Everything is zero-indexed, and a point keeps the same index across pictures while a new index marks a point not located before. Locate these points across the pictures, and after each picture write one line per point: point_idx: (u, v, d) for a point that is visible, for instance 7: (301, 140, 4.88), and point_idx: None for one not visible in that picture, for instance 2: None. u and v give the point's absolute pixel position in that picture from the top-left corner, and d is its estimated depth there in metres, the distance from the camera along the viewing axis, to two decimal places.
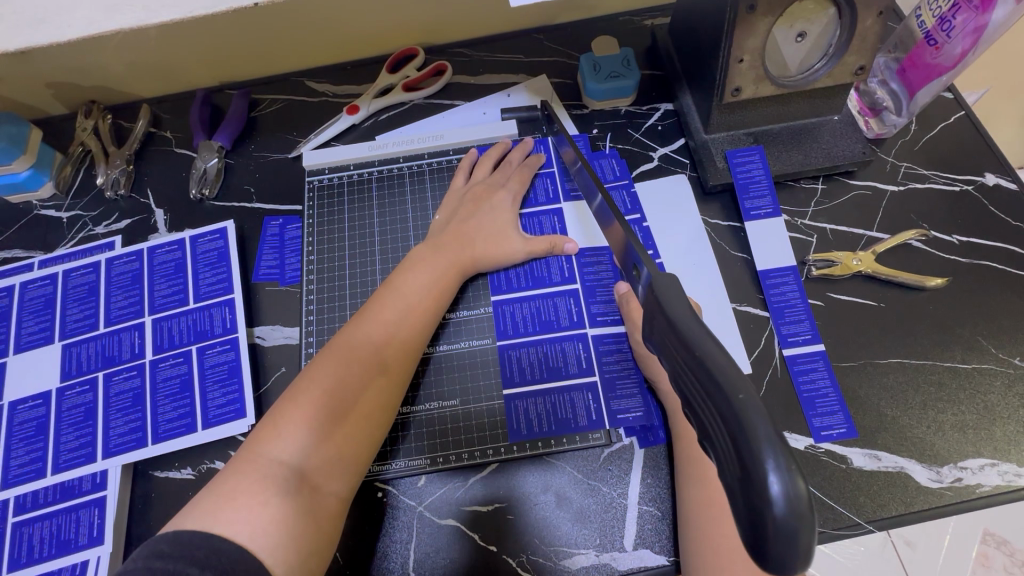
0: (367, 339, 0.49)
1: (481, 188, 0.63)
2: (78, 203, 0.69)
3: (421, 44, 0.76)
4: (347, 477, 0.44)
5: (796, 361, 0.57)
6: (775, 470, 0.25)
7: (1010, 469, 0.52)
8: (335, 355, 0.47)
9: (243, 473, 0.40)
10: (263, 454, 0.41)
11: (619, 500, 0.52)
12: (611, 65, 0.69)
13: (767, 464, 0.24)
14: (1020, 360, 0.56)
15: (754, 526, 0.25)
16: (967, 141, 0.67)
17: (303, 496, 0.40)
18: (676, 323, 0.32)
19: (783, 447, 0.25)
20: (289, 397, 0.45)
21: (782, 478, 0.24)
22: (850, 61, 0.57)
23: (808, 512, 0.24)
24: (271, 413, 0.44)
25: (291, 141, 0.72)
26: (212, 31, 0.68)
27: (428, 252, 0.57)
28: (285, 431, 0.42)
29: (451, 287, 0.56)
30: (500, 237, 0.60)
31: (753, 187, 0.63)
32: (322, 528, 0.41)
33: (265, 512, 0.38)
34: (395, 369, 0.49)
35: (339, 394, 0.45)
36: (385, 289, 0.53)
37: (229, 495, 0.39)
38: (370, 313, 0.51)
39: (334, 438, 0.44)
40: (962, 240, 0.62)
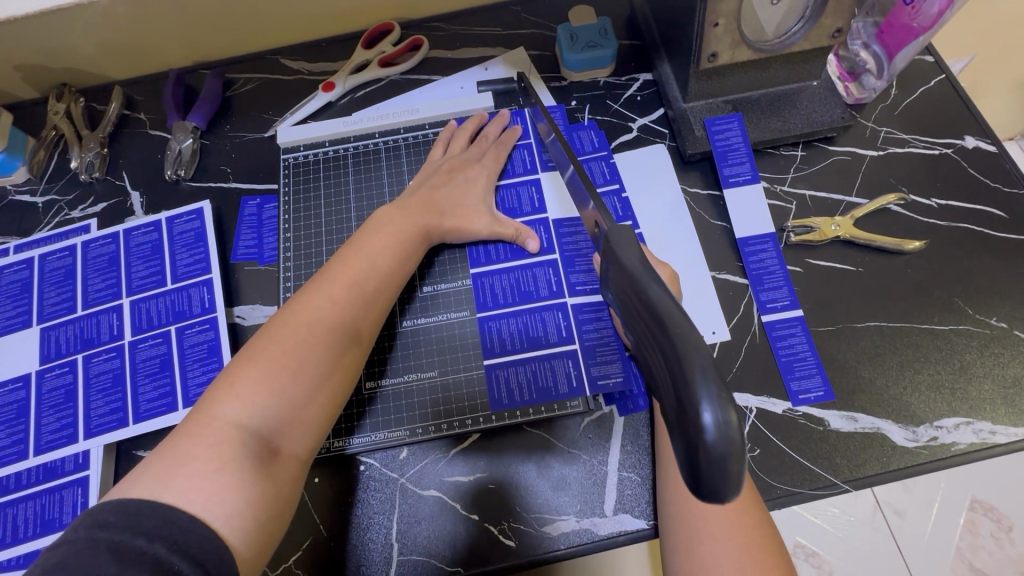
0: (329, 301, 0.48)
1: (456, 162, 0.62)
2: (53, 187, 0.69)
3: (397, 19, 0.75)
4: (307, 439, 0.45)
5: (775, 327, 0.57)
6: (709, 402, 0.26)
7: (984, 427, 0.52)
8: (295, 317, 0.47)
9: (197, 436, 0.40)
10: (216, 415, 0.41)
11: (600, 467, 0.53)
12: (588, 35, 0.68)
13: (702, 398, 0.25)
14: (997, 320, 0.56)
15: (690, 454, 0.26)
16: (947, 105, 0.67)
17: (262, 459, 0.41)
18: (634, 274, 0.32)
19: (716, 378, 0.26)
20: (245, 357, 0.44)
21: (716, 413, 0.25)
22: (828, 24, 0.56)
23: (742, 444, 0.25)
24: (225, 373, 0.44)
25: (267, 120, 0.71)
26: (181, 9, 0.67)
27: (394, 214, 0.56)
28: (239, 392, 0.42)
29: (415, 252, 0.56)
30: (470, 207, 0.60)
31: (731, 154, 0.63)
32: (281, 493, 0.41)
33: (219, 480, 0.38)
34: (357, 333, 0.49)
35: (298, 357, 0.45)
36: (350, 251, 0.52)
37: (181, 459, 0.39)
38: (332, 273, 0.50)
39: (291, 399, 0.44)
40: (941, 203, 0.61)
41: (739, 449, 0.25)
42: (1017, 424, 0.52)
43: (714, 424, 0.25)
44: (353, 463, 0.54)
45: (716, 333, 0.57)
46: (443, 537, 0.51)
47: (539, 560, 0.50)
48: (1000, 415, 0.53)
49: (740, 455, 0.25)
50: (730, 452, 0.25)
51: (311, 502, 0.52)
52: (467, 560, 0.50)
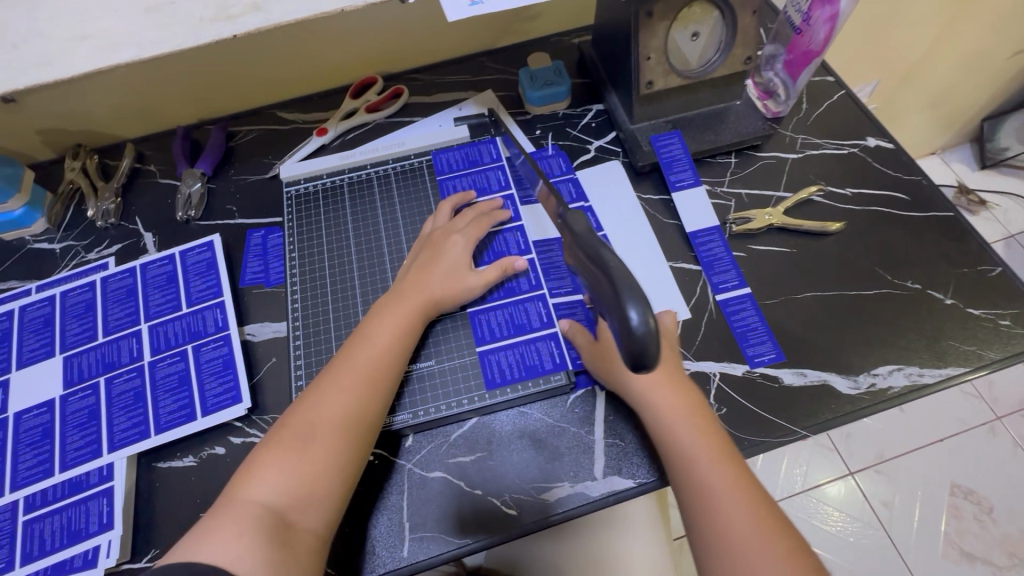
0: (335, 387, 0.54)
1: (437, 234, 0.66)
2: (70, 235, 0.75)
3: (381, 73, 0.87)
4: (322, 515, 0.49)
5: (728, 303, 0.65)
6: (637, 310, 0.39)
7: (913, 370, 0.61)
8: (304, 406, 0.53)
9: (221, 514, 0.47)
10: (242, 496, 0.48)
11: (587, 437, 0.58)
12: (545, 75, 0.80)
13: (630, 304, 0.39)
14: (912, 282, 0.66)
15: (630, 344, 0.39)
16: (850, 113, 0.80)
17: (278, 532, 0.46)
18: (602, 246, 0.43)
19: (640, 296, 0.39)
20: (269, 442, 0.52)
21: (640, 315, 0.39)
22: (739, 53, 0.70)
23: (656, 336, 0.39)
24: (251, 458, 0.51)
25: (268, 163, 0.80)
26: (194, 74, 0.77)
27: (395, 297, 0.60)
28: (259, 475, 0.49)
29: (416, 331, 0.59)
30: (456, 274, 0.62)
31: (675, 164, 0.73)
32: (298, 559, 0.46)
33: (241, 544, 0.45)
34: (361, 416, 0.53)
35: (308, 444, 0.51)
36: (354, 337, 0.58)
37: (204, 534, 0.46)
38: (337, 364, 0.56)
39: (302, 480, 0.49)
40: (854, 191, 0.73)
41: (656, 337, 0.39)
42: (941, 365, 0.61)
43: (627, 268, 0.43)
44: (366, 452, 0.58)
45: (678, 313, 0.65)
46: (451, 511, 0.56)
47: (538, 526, 0.55)
48: (924, 360, 0.61)
49: (656, 340, 0.39)
50: (650, 340, 0.39)
51: None
52: (477, 532, 0.55)
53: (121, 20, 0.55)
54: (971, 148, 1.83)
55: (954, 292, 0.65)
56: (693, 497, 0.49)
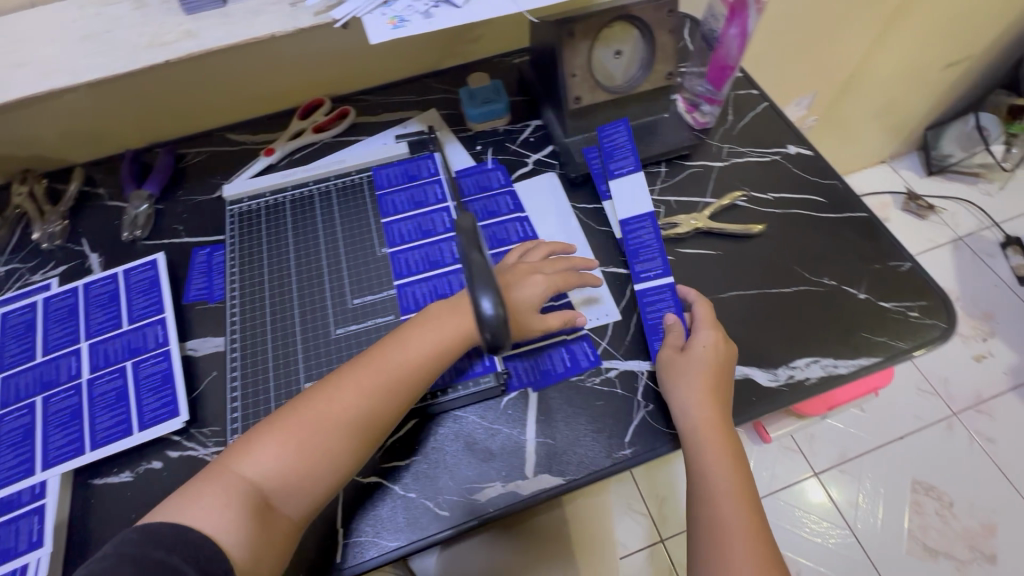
0: (354, 392, 0.54)
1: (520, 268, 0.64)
2: (15, 258, 0.76)
3: (328, 95, 0.90)
4: (301, 507, 0.52)
5: (657, 305, 0.68)
6: (489, 299, 0.48)
7: (828, 362, 0.64)
8: (318, 399, 0.54)
9: (210, 481, 0.51)
10: (235, 467, 0.51)
11: (519, 437, 0.60)
12: (484, 93, 0.84)
13: (483, 295, 0.48)
14: (828, 279, 0.69)
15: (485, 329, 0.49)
16: (773, 124, 0.84)
17: (257, 511, 0.50)
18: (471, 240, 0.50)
19: (491, 287, 0.48)
20: (277, 419, 0.54)
21: (491, 303, 0.48)
22: (660, 69, 0.74)
23: (504, 321, 0.49)
24: (253, 431, 0.54)
25: (215, 183, 0.82)
26: (141, 98, 0.80)
27: (445, 312, 0.58)
28: (257, 454, 0.52)
29: (451, 355, 0.58)
30: (525, 312, 0.60)
31: (606, 173, 0.76)
32: (271, 540, 0.50)
33: (224, 513, 0.49)
34: (365, 426, 0.54)
35: (310, 436, 0.53)
36: (388, 342, 0.57)
37: (194, 496, 0.50)
38: (364, 364, 0.56)
39: (296, 468, 0.52)
40: (775, 196, 0.77)
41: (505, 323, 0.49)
42: (854, 356, 0.64)
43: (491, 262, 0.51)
44: None
45: (609, 315, 0.68)
46: (383, 514, 0.57)
47: (471, 526, 0.56)
48: (839, 352, 0.64)
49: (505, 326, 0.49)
50: (499, 324, 0.49)
51: None
52: (409, 534, 0.56)
53: (58, 48, 0.58)
54: (918, 156, 1.92)
55: (867, 287, 0.68)
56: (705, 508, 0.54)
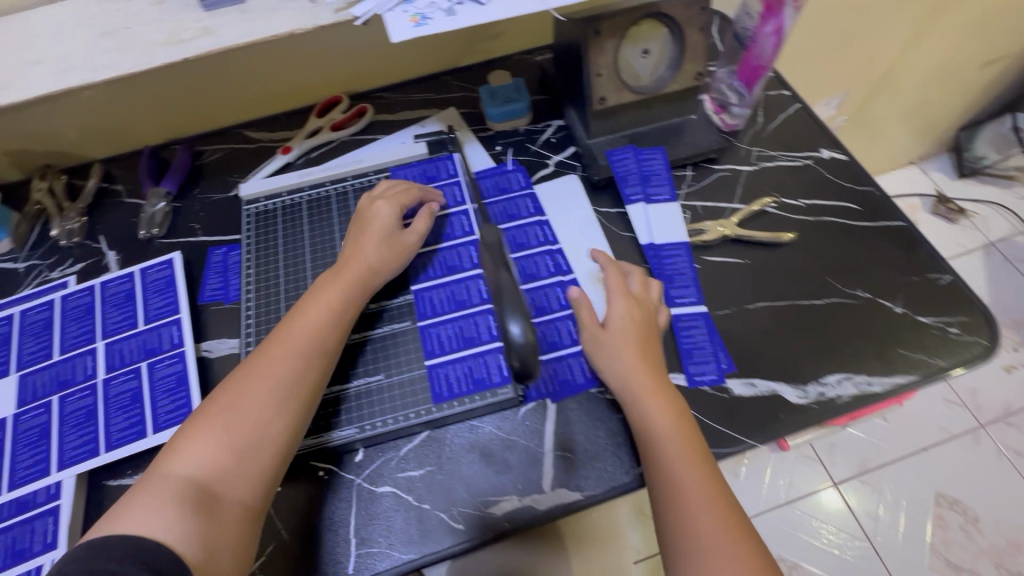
0: (268, 363, 0.55)
1: (363, 210, 0.66)
2: (34, 254, 0.76)
3: (347, 92, 0.88)
4: (247, 488, 0.50)
5: (681, 318, 0.65)
6: (517, 325, 0.54)
7: (862, 379, 0.61)
8: (234, 383, 0.54)
9: (140, 492, 0.48)
10: (164, 470, 0.49)
11: (536, 450, 0.59)
12: (505, 93, 0.82)
13: (512, 320, 0.54)
14: (863, 291, 0.66)
15: (513, 351, 0.54)
16: (805, 126, 0.81)
17: (199, 504, 0.47)
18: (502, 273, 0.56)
19: (520, 314, 0.54)
20: (197, 417, 0.53)
21: (519, 328, 0.54)
22: (689, 69, 0.72)
23: (531, 345, 0.54)
24: (177, 437, 0.52)
25: (232, 182, 0.81)
26: (158, 94, 0.79)
27: (329, 279, 0.61)
28: (181, 451, 0.50)
29: (349, 310, 0.60)
30: (394, 236, 0.64)
31: (630, 176, 0.74)
32: (223, 529, 0.47)
33: (163, 515, 0.46)
34: (289, 391, 0.54)
35: (232, 418, 0.52)
36: (290, 317, 0.59)
37: (123, 509, 0.47)
38: (273, 340, 0.57)
39: (226, 452, 0.50)
40: (807, 202, 0.73)
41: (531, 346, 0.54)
42: (889, 374, 0.61)
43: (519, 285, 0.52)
44: (315, 468, 0.58)
45: None
46: (396, 526, 0.56)
47: (487, 541, 0.55)
48: (873, 369, 0.61)
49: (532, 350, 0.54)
50: (526, 351, 0.54)
51: (274, 509, 0.57)
52: (422, 547, 0.55)
53: (75, 44, 0.57)
54: (949, 158, 1.85)
55: (904, 300, 0.65)
56: (665, 478, 0.52)
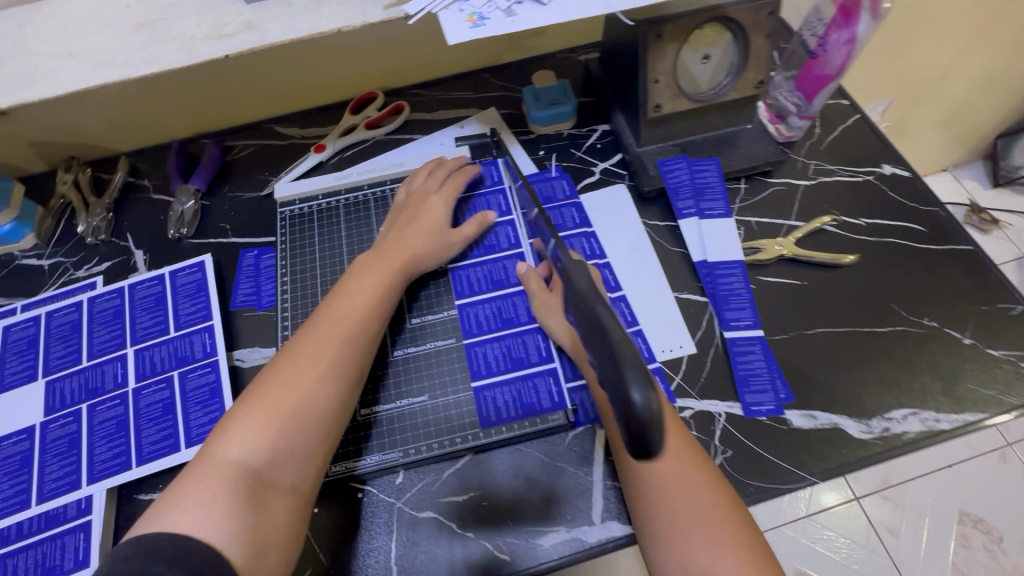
0: (319, 342, 0.52)
1: (414, 198, 0.66)
2: (60, 251, 0.73)
3: (381, 88, 0.85)
4: (296, 475, 0.48)
5: (737, 343, 0.62)
6: (640, 390, 0.34)
7: (929, 415, 0.57)
8: (284, 363, 0.51)
9: (191, 481, 0.44)
10: (216, 456, 0.46)
11: (585, 480, 0.56)
12: (550, 94, 0.78)
13: (631, 382, 0.34)
14: (929, 320, 0.63)
15: (632, 428, 0.35)
16: (865, 140, 0.77)
17: (255, 491, 0.45)
18: (591, 302, 0.39)
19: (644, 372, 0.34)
20: (247, 398, 0.49)
21: (644, 393, 0.34)
22: (751, 76, 0.68)
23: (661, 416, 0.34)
24: (224, 421, 0.49)
25: (263, 180, 0.77)
26: (189, 86, 0.76)
27: (371, 261, 0.60)
28: (234, 434, 0.47)
29: (395, 293, 0.59)
30: (439, 224, 0.64)
31: (683, 189, 0.70)
32: (275, 521, 0.45)
33: (216, 508, 0.43)
34: (344, 372, 0.52)
35: (286, 398, 0.49)
36: (332, 298, 0.57)
37: (173, 500, 0.43)
38: (320, 319, 0.55)
39: (282, 436, 0.47)
40: (868, 221, 0.70)
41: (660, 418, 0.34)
42: (958, 411, 0.58)
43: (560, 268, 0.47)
44: (354, 490, 0.56)
45: (683, 347, 0.63)
46: (439, 555, 0.53)
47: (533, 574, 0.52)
48: (941, 404, 0.58)
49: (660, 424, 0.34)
50: (655, 424, 0.34)
51: (312, 532, 0.54)
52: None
53: (108, 35, 0.54)
54: (984, 165, 1.79)
55: (972, 331, 0.62)
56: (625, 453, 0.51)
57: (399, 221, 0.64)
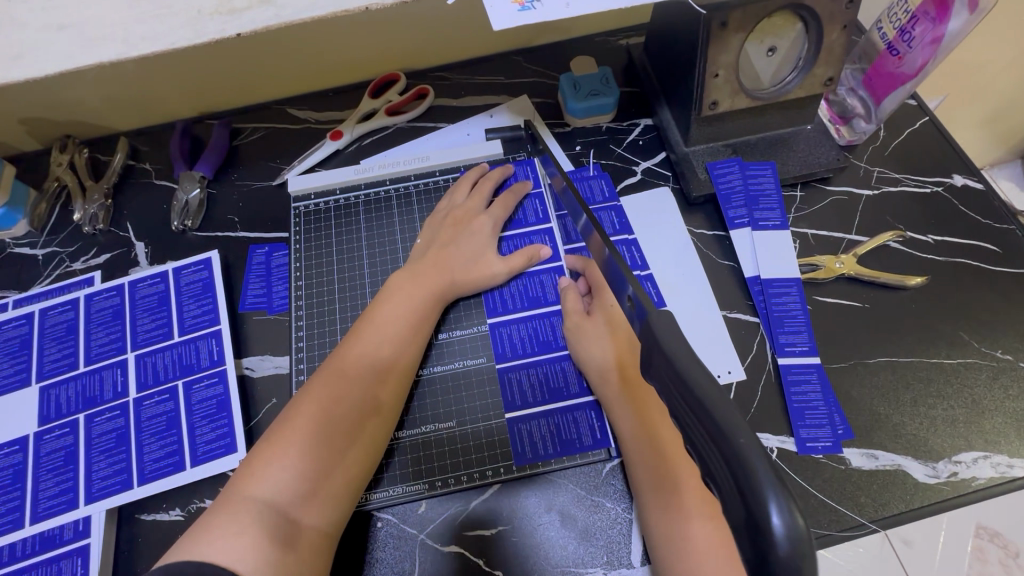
0: (352, 374, 0.49)
1: (460, 212, 0.62)
2: (54, 240, 0.67)
3: (403, 69, 0.77)
4: (325, 512, 0.44)
5: (791, 370, 0.57)
6: (778, 510, 0.24)
7: (1002, 460, 0.53)
8: (318, 391, 0.48)
9: (221, 511, 0.41)
10: (245, 493, 0.42)
11: (625, 515, 0.51)
12: (590, 84, 0.71)
13: (764, 498, 0.24)
14: (1003, 352, 0.57)
15: (761, 564, 0.24)
16: (934, 145, 0.70)
17: (283, 533, 0.41)
18: (677, 360, 0.30)
19: (781, 484, 0.24)
20: (275, 430, 0.46)
21: (784, 514, 0.24)
22: (820, 73, 0.60)
23: (809, 546, 0.24)
24: (251, 452, 0.45)
25: (274, 168, 0.71)
26: (192, 61, 0.68)
27: (406, 281, 0.57)
28: (264, 470, 0.43)
29: (429, 318, 0.56)
30: (479, 248, 0.60)
31: (734, 196, 0.64)
32: (304, 562, 0.41)
33: (242, 542, 0.39)
34: (374, 411, 0.49)
35: (318, 435, 0.45)
36: (365, 322, 0.53)
37: (204, 530, 0.40)
38: (350, 347, 0.51)
39: (313, 474, 0.44)
40: (937, 239, 0.64)
41: (806, 551, 0.24)
42: None
43: (625, 305, 0.43)
44: (373, 519, 0.51)
45: (732, 373, 0.57)
46: None
47: None
48: (1015, 448, 0.53)
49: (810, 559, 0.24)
50: (800, 557, 0.23)
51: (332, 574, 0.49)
52: None
53: None
54: None
55: None
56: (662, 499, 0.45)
57: (435, 240, 0.60)
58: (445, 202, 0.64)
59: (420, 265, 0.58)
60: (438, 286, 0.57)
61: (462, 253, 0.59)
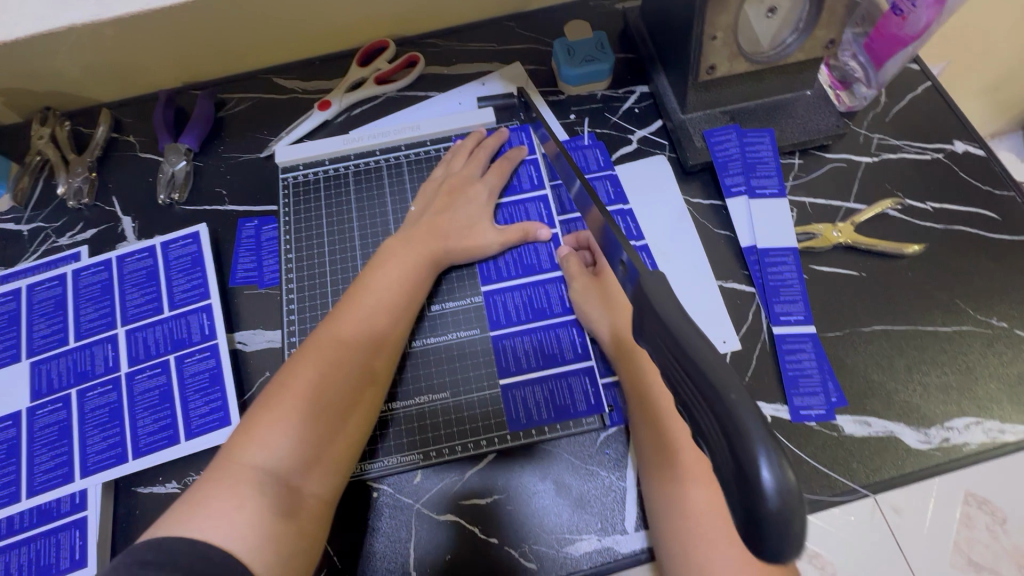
0: (346, 342, 0.49)
1: (455, 180, 0.61)
2: (39, 215, 0.66)
3: (391, 36, 0.75)
4: (325, 479, 0.44)
5: (786, 339, 0.56)
6: (768, 465, 0.24)
7: (993, 426, 0.53)
8: (310, 359, 0.47)
9: (220, 480, 0.41)
10: (242, 461, 0.42)
11: (619, 483, 0.51)
12: (584, 49, 0.69)
13: (756, 452, 0.24)
14: (998, 320, 0.57)
15: (750, 516, 0.25)
16: (935, 111, 0.69)
17: (282, 501, 0.41)
18: (670, 321, 0.30)
19: (772, 439, 0.25)
20: (270, 397, 0.45)
21: (774, 468, 0.24)
22: (821, 35, 0.57)
23: (797, 498, 0.24)
24: (245, 420, 0.45)
25: (261, 140, 0.69)
26: (170, 28, 0.66)
27: (400, 248, 0.56)
28: (260, 437, 0.43)
29: (422, 286, 0.55)
30: (474, 216, 0.59)
31: (731, 164, 0.63)
32: (304, 530, 0.42)
33: (240, 513, 0.39)
34: (370, 377, 0.49)
35: (313, 401, 0.45)
36: (359, 289, 0.53)
37: (202, 501, 0.40)
38: (344, 315, 0.51)
39: (309, 441, 0.44)
40: (936, 206, 0.63)
41: (792, 503, 0.24)
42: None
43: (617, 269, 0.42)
44: (368, 489, 0.51)
45: (727, 343, 0.57)
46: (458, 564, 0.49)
47: None
48: (1007, 414, 0.54)
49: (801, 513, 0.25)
50: (789, 508, 0.24)
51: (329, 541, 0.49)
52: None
53: None
54: None
55: None
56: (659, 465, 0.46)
57: (429, 208, 0.59)
58: (439, 170, 0.63)
59: (414, 233, 0.57)
60: (432, 254, 0.56)
61: (456, 221, 0.58)
